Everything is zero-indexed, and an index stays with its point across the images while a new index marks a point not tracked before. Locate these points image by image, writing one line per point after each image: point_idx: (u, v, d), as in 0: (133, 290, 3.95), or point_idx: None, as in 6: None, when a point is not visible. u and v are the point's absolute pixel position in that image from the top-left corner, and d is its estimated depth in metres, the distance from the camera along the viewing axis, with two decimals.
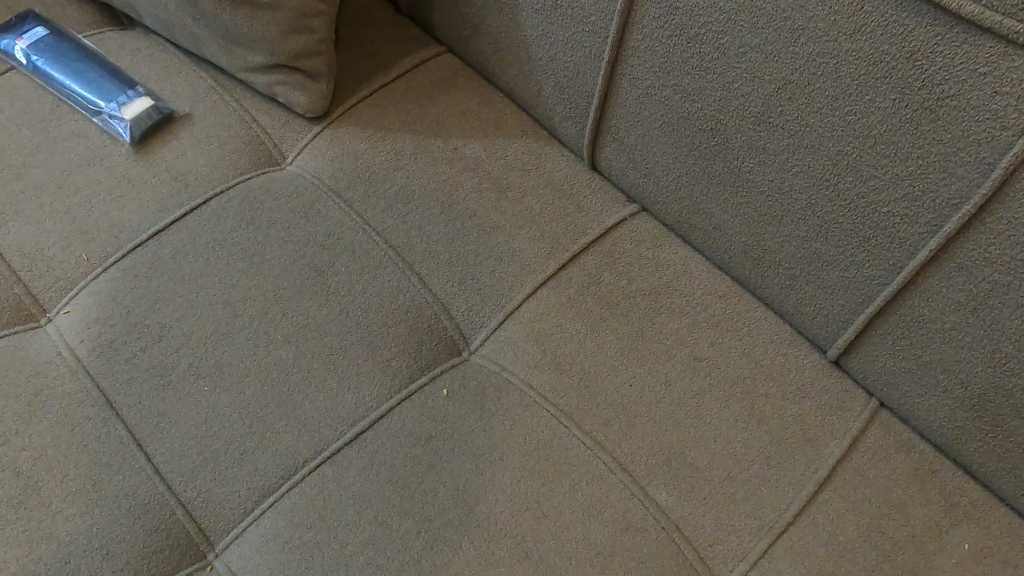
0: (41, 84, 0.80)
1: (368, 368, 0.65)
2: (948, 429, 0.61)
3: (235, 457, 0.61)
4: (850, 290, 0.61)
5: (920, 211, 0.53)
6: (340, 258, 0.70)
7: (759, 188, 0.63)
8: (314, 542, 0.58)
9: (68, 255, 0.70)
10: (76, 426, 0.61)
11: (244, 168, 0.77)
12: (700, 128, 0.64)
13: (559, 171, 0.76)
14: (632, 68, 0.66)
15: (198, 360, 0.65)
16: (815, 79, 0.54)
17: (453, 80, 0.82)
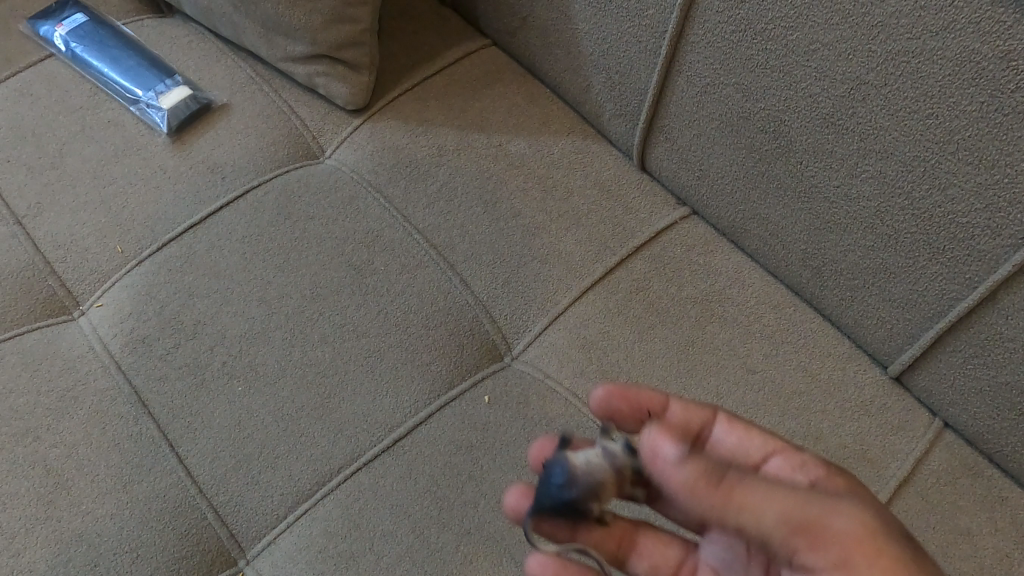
0: (78, 71, 0.78)
1: (407, 372, 0.62)
2: (1021, 454, 0.57)
3: (269, 461, 0.59)
4: (919, 305, 0.58)
5: (1004, 223, 0.50)
6: (379, 257, 0.67)
7: (823, 194, 0.59)
8: (348, 552, 0.56)
9: (103, 246, 0.69)
10: (108, 424, 0.60)
11: (282, 161, 0.74)
12: (762, 129, 0.60)
13: (608, 170, 0.73)
14: (690, 64, 0.63)
15: (233, 359, 0.63)
16: (894, 80, 0.50)
17: (498, 73, 0.79)
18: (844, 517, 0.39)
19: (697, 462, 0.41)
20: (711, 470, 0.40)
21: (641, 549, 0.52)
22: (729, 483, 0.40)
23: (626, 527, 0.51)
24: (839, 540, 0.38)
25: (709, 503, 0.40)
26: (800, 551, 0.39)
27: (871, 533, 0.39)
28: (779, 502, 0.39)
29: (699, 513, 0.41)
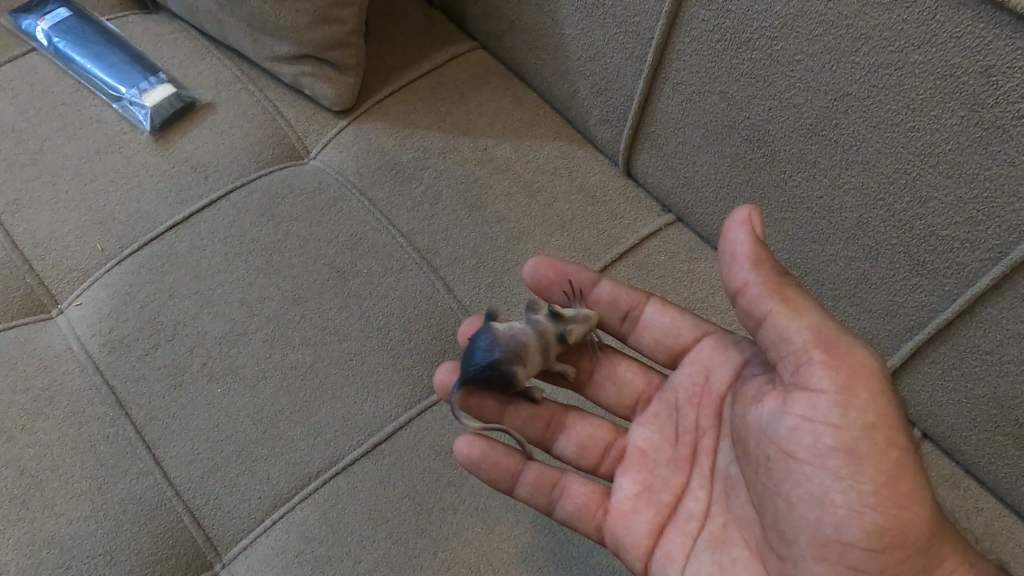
0: (61, 67, 0.78)
1: (388, 376, 0.62)
2: (998, 467, 0.57)
3: (246, 464, 0.59)
4: (899, 316, 0.58)
5: (983, 237, 0.50)
6: (362, 259, 0.67)
7: (806, 204, 0.59)
8: (325, 556, 0.55)
9: (83, 244, 0.68)
10: (85, 424, 0.59)
11: (266, 161, 0.74)
12: (746, 138, 0.60)
13: (593, 176, 0.73)
14: (676, 72, 0.63)
15: (212, 360, 0.62)
16: (877, 92, 0.51)
17: (486, 76, 0.79)
18: (863, 356, 0.44)
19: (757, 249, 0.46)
20: (773, 280, 0.46)
21: (568, 428, 0.59)
22: (784, 288, 0.46)
23: (553, 409, 0.59)
24: (853, 367, 0.43)
25: (762, 282, 0.46)
26: (817, 364, 0.44)
27: (869, 377, 0.43)
28: (815, 318, 0.45)
29: (740, 290, 0.47)
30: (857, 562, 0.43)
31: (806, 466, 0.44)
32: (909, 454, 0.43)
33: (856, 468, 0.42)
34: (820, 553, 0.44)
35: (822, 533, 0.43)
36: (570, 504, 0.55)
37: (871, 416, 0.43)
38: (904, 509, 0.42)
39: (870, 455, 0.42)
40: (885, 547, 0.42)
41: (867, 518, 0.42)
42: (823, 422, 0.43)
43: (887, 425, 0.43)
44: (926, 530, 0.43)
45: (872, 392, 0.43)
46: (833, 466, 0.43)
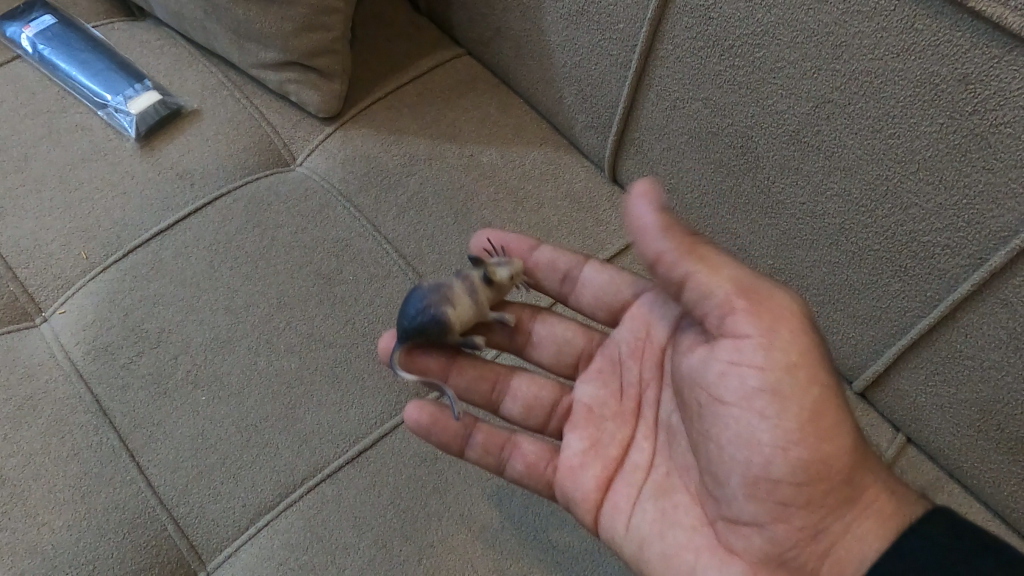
0: (47, 74, 0.78)
1: (373, 383, 0.62)
2: (980, 471, 0.57)
3: (231, 472, 0.58)
4: (882, 321, 0.58)
5: (963, 243, 0.50)
6: (348, 266, 0.67)
7: (789, 211, 0.60)
8: (309, 564, 0.55)
9: (67, 252, 0.68)
10: (68, 433, 0.59)
11: (252, 168, 0.74)
12: (729, 145, 0.61)
13: (579, 182, 0.73)
14: (660, 79, 0.63)
15: (197, 368, 0.62)
16: (857, 99, 0.51)
17: (472, 82, 0.79)
18: (782, 299, 0.46)
19: (664, 215, 0.47)
20: (685, 241, 0.47)
21: (514, 388, 0.60)
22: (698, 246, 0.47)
23: (498, 371, 0.60)
24: (773, 312, 0.46)
25: (675, 244, 0.47)
26: (739, 312, 0.46)
27: (789, 319, 0.46)
28: (733, 271, 0.47)
29: (653, 259, 0.48)
30: (785, 497, 0.45)
31: (733, 409, 0.46)
32: (831, 388, 0.45)
33: (781, 406, 0.44)
34: (750, 491, 0.46)
35: (752, 472, 0.45)
36: (520, 462, 0.56)
37: (792, 355, 0.45)
38: (825, 443, 0.44)
39: (793, 393, 0.44)
40: (809, 480, 0.45)
41: (792, 454, 0.44)
42: (747, 366, 0.45)
43: (807, 363, 0.45)
44: (846, 460, 0.45)
45: (794, 334, 0.45)
46: (760, 405, 0.45)
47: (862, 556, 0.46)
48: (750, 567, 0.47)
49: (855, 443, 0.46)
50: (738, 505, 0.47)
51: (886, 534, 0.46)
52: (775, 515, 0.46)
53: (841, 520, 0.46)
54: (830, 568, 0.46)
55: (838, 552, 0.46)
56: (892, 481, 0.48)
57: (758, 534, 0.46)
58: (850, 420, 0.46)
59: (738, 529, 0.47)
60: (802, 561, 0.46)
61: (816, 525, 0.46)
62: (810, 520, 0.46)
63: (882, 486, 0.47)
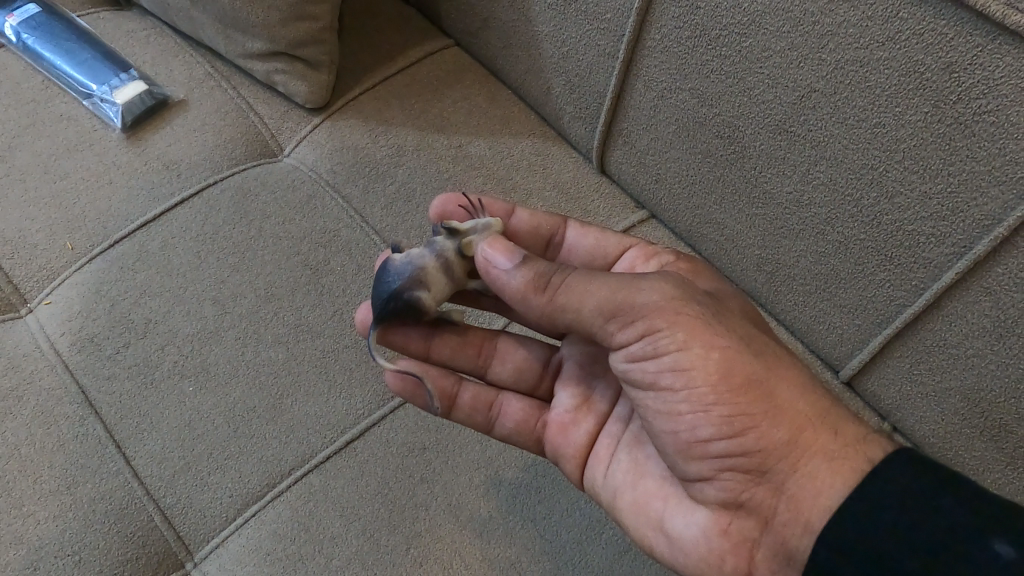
0: (31, 64, 0.77)
1: (361, 374, 0.62)
2: (965, 458, 0.58)
3: (218, 463, 0.58)
4: (867, 310, 0.58)
5: (947, 231, 0.50)
6: (335, 257, 0.67)
7: (776, 200, 0.60)
8: (297, 554, 0.55)
9: (52, 243, 0.68)
10: (53, 424, 0.59)
11: (239, 158, 0.73)
12: (716, 135, 0.61)
13: (567, 173, 0.73)
14: (648, 69, 0.63)
15: (184, 359, 0.62)
16: (843, 88, 0.51)
17: (460, 73, 0.79)
18: (647, 296, 0.46)
19: (534, 272, 0.49)
20: (539, 279, 0.49)
21: (501, 351, 0.62)
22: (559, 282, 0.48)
23: (485, 335, 0.61)
24: (646, 311, 0.46)
25: (540, 304, 0.49)
26: (616, 324, 0.47)
27: (667, 309, 0.46)
28: (598, 292, 0.47)
29: (536, 313, 0.50)
30: (722, 451, 0.45)
31: (649, 391, 0.47)
32: (735, 350, 0.46)
33: (687, 378, 0.45)
34: (687, 454, 0.47)
35: (684, 439, 0.46)
36: (509, 420, 0.59)
37: (680, 335, 0.45)
38: (742, 400, 0.45)
39: (695, 366, 0.45)
40: (737, 434, 0.45)
41: (713, 415, 0.45)
42: (644, 357, 0.46)
43: (698, 334, 0.45)
44: (772, 410, 0.45)
45: (674, 317, 0.46)
46: (668, 382, 0.46)
47: (818, 494, 0.44)
48: (714, 513, 0.48)
49: (784, 392, 0.46)
50: (683, 466, 0.48)
51: (842, 474, 0.44)
52: (719, 468, 0.46)
53: (789, 462, 0.45)
54: (788, 508, 0.45)
55: (794, 494, 0.45)
56: (842, 419, 0.47)
57: (709, 486, 0.47)
58: (768, 370, 0.46)
59: (694, 483, 0.48)
60: (759, 504, 0.46)
61: (763, 466, 0.45)
62: (755, 464, 0.45)
63: (830, 427, 0.46)
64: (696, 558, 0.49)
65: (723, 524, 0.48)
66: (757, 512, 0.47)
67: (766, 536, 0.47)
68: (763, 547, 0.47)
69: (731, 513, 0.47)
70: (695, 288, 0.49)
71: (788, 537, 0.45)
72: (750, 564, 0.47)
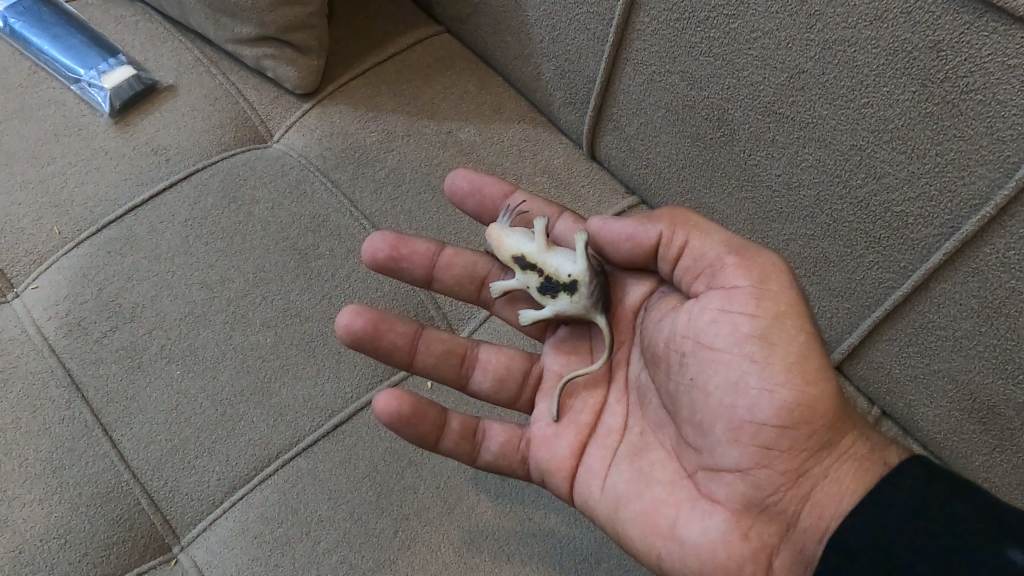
0: (19, 49, 0.77)
1: (349, 357, 0.62)
2: (953, 441, 0.58)
3: (206, 446, 0.58)
4: (856, 294, 0.58)
5: (935, 212, 0.50)
6: (324, 241, 0.67)
7: (766, 183, 0.60)
8: (285, 537, 0.55)
9: (40, 228, 0.67)
10: (39, 408, 0.58)
11: (229, 144, 0.73)
12: (705, 118, 0.61)
13: (558, 158, 0.73)
14: (637, 53, 0.63)
15: (171, 342, 0.62)
16: (831, 68, 0.51)
17: (451, 59, 0.78)
18: (768, 258, 0.49)
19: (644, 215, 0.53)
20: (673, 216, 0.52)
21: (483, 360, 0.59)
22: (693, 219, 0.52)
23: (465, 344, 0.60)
24: (760, 263, 0.48)
25: (665, 220, 0.52)
26: (731, 267, 0.49)
27: (776, 272, 0.48)
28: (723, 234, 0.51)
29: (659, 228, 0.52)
30: (769, 440, 0.45)
31: (723, 355, 0.47)
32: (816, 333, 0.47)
33: (768, 349, 0.46)
34: (733, 437, 0.46)
35: (738, 416, 0.46)
36: (494, 444, 0.56)
37: (781, 305, 0.47)
38: (811, 386, 0.45)
39: (781, 339, 0.46)
40: (796, 421, 0.45)
41: (779, 397, 0.45)
42: (733, 311, 0.47)
43: (794, 309, 0.47)
44: (831, 406, 0.46)
45: (782, 285, 0.47)
46: (749, 351, 0.46)
47: (840, 498, 0.46)
48: (734, 517, 0.47)
49: (839, 391, 0.46)
50: (720, 458, 0.47)
51: (866, 481, 0.46)
52: (756, 461, 0.46)
53: (823, 464, 0.46)
54: (810, 513, 0.46)
55: (818, 498, 0.46)
56: (870, 432, 0.49)
57: (738, 484, 0.47)
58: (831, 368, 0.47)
59: (721, 476, 0.47)
60: (783, 508, 0.46)
61: (799, 467, 0.46)
62: (793, 463, 0.46)
63: (862, 434, 0.47)
64: (712, 565, 0.46)
65: (744, 529, 0.46)
66: (777, 517, 0.46)
67: (784, 541, 0.47)
68: (780, 554, 0.46)
69: (751, 519, 0.47)
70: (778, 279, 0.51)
71: (805, 543, 0.46)
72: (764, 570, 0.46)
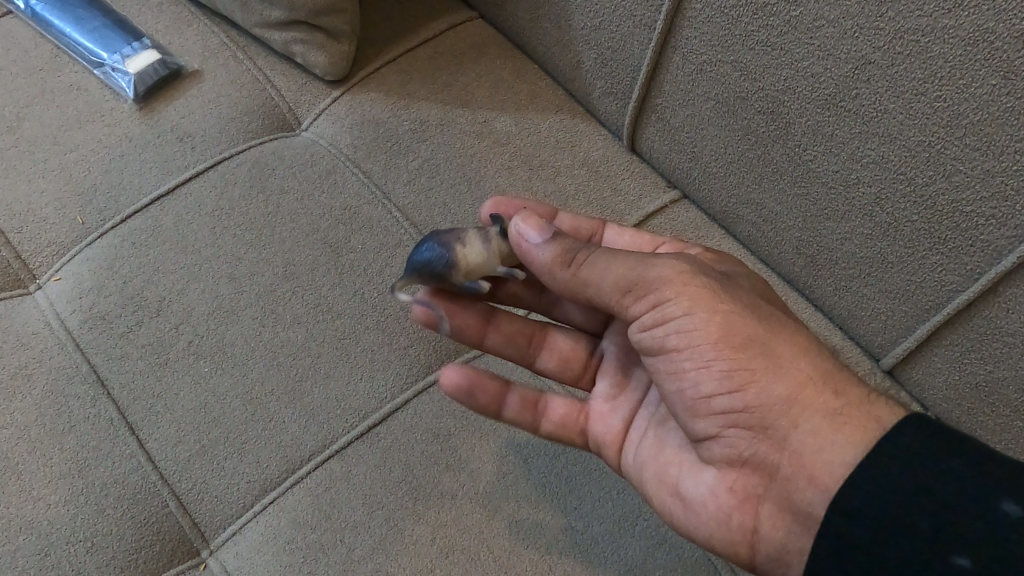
0: (40, 32, 0.74)
1: (383, 355, 0.59)
2: (1014, 452, 0.55)
3: (235, 447, 0.56)
4: (915, 296, 0.56)
5: (1010, 213, 0.48)
6: (356, 235, 0.64)
7: (821, 179, 0.57)
8: (318, 544, 0.53)
9: (62, 217, 0.65)
10: (64, 405, 0.56)
11: (256, 132, 0.70)
12: (759, 110, 0.58)
13: (596, 151, 0.70)
14: (686, 41, 0.60)
15: (199, 338, 0.60)
16: (902, 59, 0.48)
17: (485, 46, 0.75)
18: (663, 265, 0.47)
19: (556, 252, 0.50)
20: (565, 254, 0.50)
21: (549, 346, 0.60)
22: (582, 259, 0.49)
23: (533, 328, 0.60)
24: (656, 284, 0.47)
25: (567, 274, 0.50)
26: (630, 299, 0.48)
27: (673, 278, 0.47)
28: (615, 267, 0.48)
29: (562, 288, 0.51)
30: (725, 407, 0.46)
31: (658, 356, 0.48)
32: (733, 309, 0.46)
33: (689, 339, 0.46)
34: (694, 412, 0.47)
35: (691, 398, 0.47)
36: (554, 417, 0.57)
37: (686, 302, 0.46)
38: (743, 355, 0.45)
39: (699, 327, 0.45)
40: (738, 388, 0.45)
41: (717, 372, 0.45)
42: (653, 325, 0.47)
43: (701, 300, 0.46)
44: (776, 367, 0.45)
45: (684, 284, 0.46)
46: (673, 344, 0.46)
47: (819, 448, 0.44)
48: (722, 471, 0.49)
49: (787, 350, 0.46)
50: (691, 423, 0.48)
51: (844, 431, 0.44)
52: (723, 424, 0.46)
53: (791, 415, 0.45)
54: (790, 462, 0.45)
55: (796, 449, 0.45)
56: (846, 381, 0.46)
57: (716, 443, 0.48)
58: (767, 332, 0.46)
59: (705, 443, 0.48)
60: (764, 459, 0.46)
61: (763, 423, 0.45)
62: (755, 421, 0.46)
63: (828, 383, 0.45)
64: (707, 519, 0.49)
65: (730, 481, 0.48)
66: (760, 468, 0.47)
67: (769, 491, 0.47)
68: (769, 501, 0.47)
69: (736, 470, 0.48)
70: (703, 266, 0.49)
71: (791, 492, 0.45)
72: (755, 522, 0.47)
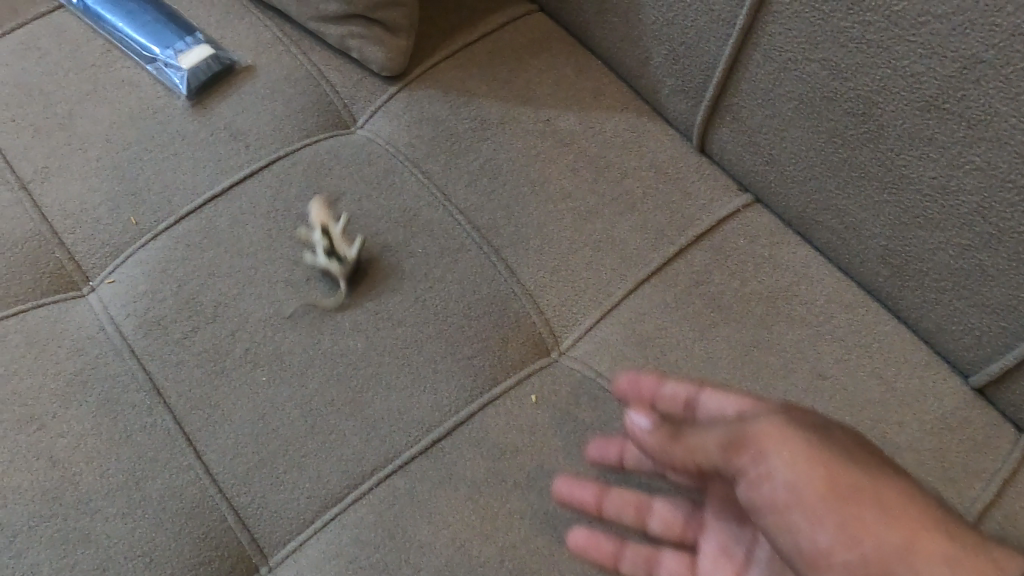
0: (90, 26, 0.73)
1: (447, 367, 0.57)
2: None
3: (295, 461, 0.54)
4: (1016, 312, 0.52)
5: None
6: (417, 239, 0.62)
7: (915, 186, 0.53)
8: (381, 563, 0.51)
9: (115, 218, 0.63)
10: (120, 414, 0.55)
11: (312, 130, 0.68)
12: (849, 111, 0.54)
13: (665, 151, 0.67)
14: (770, 37, 0.56)
15: (256, 346, 0.58)
16: (1020, 59, 0.44)
17: (546, 41, 0.72)
18: (759, 423, 0.47)
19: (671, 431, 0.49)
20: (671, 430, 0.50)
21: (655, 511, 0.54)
22: (682, 436, 0.50)
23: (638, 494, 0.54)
24: (757, 440, 0.46)
25: (676, 450, 0.50)
26: (732, 460, 0.47)
27: (775, 431, 0.46)
28: (717, 434, 0.48)
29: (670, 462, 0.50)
30: (844, 563, 0.44)
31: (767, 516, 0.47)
32: (828, 454, 0.46)
33: (801, 479, 0.45)
34: (812, 561, 0.45)
35: (807, 552, 0.45)
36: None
37: (791, 450, 0.46)
38: (847, 505, 0.45)
39: (805, 466, 0.45)
40: (850, 537, 0.44)
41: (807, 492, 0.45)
42: (756, 485, 0.47)
43: (804, 457, 0.45)
44: (883, 502, 0.45)
45: (784, 430, 0.46)
46: (781, 479, 0.46)
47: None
48: None
49: (900, 487, 0.46)
50: None
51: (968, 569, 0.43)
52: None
53: (909, 559, 0.44)
54: None
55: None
56: (955, 525, 0.45)
57: None
58: (872, 478, 0.46)
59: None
60: None
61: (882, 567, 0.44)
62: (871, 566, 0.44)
63: (940, 528, 0.45)
64: None
65: None
66: None
67: None
68: None
69: None
70: (796, 411, 0.48)
71: None
72: None
